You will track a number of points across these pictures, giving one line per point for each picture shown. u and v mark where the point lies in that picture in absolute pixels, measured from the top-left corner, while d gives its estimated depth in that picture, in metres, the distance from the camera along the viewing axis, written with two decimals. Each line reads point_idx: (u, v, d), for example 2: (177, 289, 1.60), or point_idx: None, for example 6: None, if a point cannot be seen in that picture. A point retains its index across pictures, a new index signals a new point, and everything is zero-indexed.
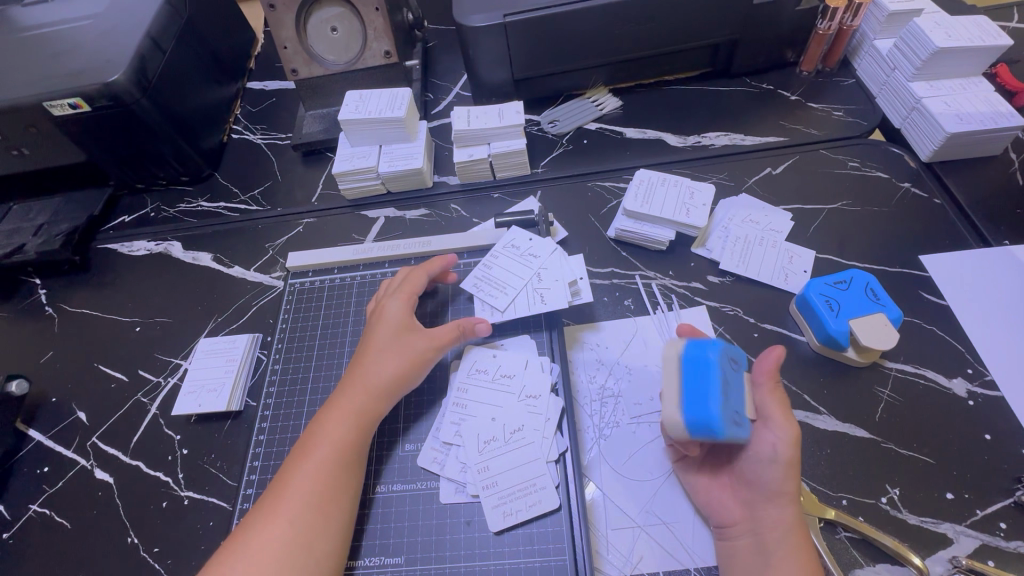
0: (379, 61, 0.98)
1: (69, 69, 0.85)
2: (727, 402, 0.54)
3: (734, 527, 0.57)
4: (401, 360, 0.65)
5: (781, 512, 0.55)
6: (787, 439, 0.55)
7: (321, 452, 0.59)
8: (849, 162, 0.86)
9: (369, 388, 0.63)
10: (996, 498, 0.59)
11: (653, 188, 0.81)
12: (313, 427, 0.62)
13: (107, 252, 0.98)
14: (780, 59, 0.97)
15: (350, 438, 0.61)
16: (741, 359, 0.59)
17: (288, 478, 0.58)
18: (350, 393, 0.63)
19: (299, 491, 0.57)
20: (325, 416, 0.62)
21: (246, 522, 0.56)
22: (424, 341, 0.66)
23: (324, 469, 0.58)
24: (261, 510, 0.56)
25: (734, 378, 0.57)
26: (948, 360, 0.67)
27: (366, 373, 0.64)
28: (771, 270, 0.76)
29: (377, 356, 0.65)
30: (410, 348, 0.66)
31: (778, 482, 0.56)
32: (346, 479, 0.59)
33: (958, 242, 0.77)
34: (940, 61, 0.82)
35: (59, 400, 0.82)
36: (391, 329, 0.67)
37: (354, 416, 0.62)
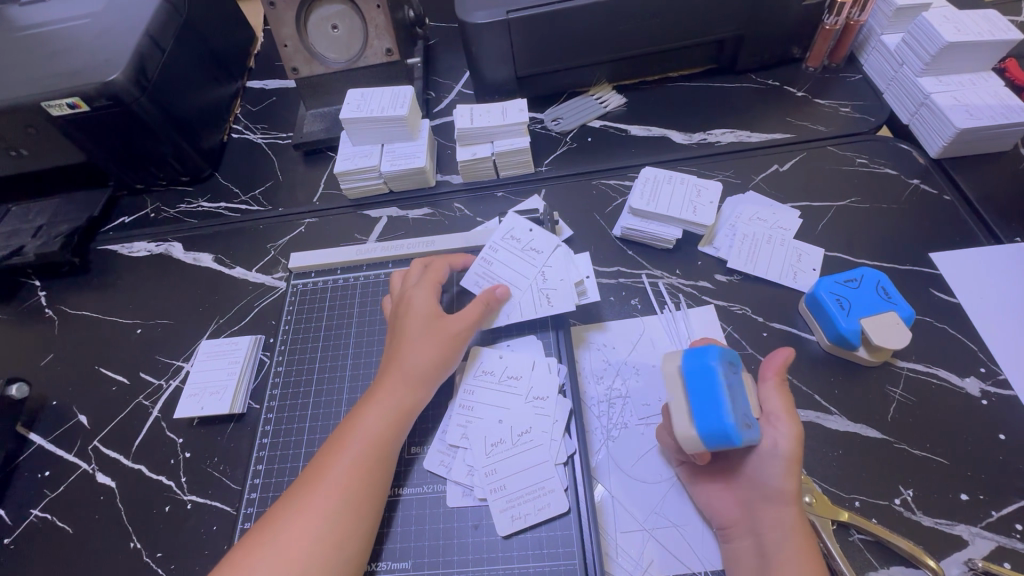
0: (380, 59, 0.97)
1: (67, 69, 0.84)
2: (738, 409, 0.54)
3: (732, 528, 0.57)
4: (437, 347, 0.64)
5: (784, 513, 0.54)
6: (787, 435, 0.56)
7: (362, 442, 0.59)
8: (857, 159, 0.85)
9: (408, 380, 0.63)
10: (1012, 499, 0.58)
11: (659, 186, 0.80)
12: (350, 419, 0.62)
13: (107, 253, 0.97)
14: (786, 55, 0.96)
15: (387, 431, 0.60)
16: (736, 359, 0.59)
17: (325, 470, 0.57)
18: (387, 384, 0.63)
19: (335, 484, 0.56)
20: (362, 408, 0.62)
21: (274, 512, 0.55)
22: (457, 323, 0.66)
23: (360, 463, 0.57)
24: (292, 501, 0.55)
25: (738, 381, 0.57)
26: (960, 359, 0.67)
27: (403, 361, 0.64)
28: (779, 268, 0.75)
29: (411, 344, 0.65)
30: (444, 333, 0.65)
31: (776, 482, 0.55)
32: (383, 471, 0.58)
33: (969, 239, 0.76)
34: (949, 56, 0.81)
35: (59, 404, 0.81)
36: (423, 317, 0.66)
37: (392, 408, 0.61)
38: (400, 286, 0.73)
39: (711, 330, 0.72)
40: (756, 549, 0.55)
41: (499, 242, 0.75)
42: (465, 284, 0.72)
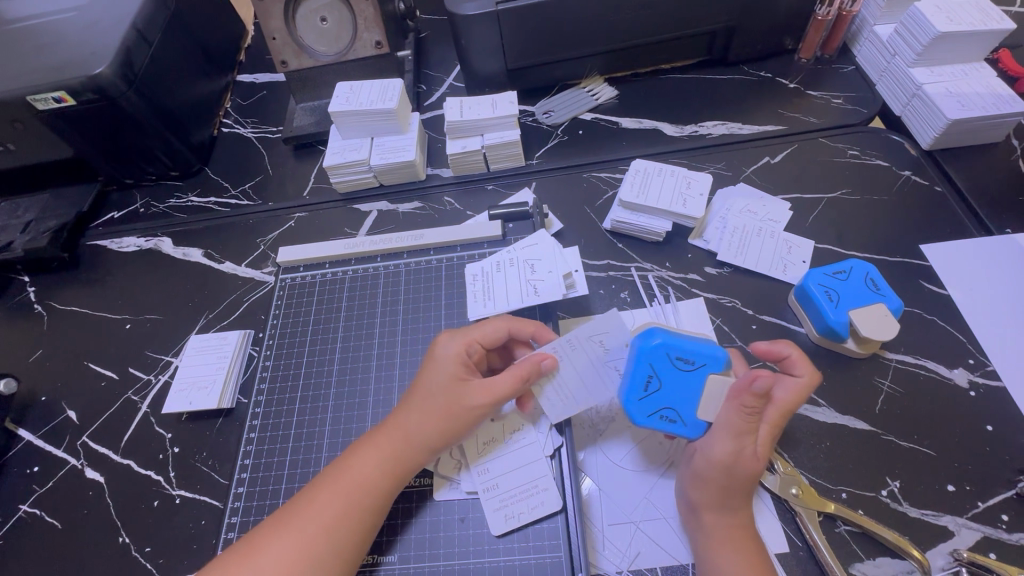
0: (370, 52, 0.96)
1: (52, 62, 0.83)
2: (650, 397, 0.58)
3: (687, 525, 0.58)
4: (448, 417, 0.58)
5: (707, 520, 0.56)
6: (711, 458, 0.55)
7: (353, 485, 0.56)
8: (848, 150, 0.85)
9: (411, 440, 0.58)
10: (998, 489, 0.58)
11: (650, 178, 0.79)
12: (340, 460, 0.59)
13: (96, 249, 0.96)
14: (778, 46, 0.96)
15: (378, 484, 0.57)
16: (707, 362, 0.58)
17: (303, 511, 0.55)
18: (386, 437, 0.59)
19: (316, 525, 0.54)
20: (356, 452, 0.59)
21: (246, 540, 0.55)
22: (477, 395, 0.58)
23: (346, 506, 0.55)
24: (269, 531, 0.54)
25: (680, 377, 0.58)
26: (949, 350, 0.66)
27: (410, 420, 0.59)
28: (770, 261, 0.75)
29: (421, 407, 0.59)
30: (459, 403, 0.58)
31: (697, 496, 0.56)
32: (368, 522, 0.56)
33: (959, 230, 0.75)
34: (941, 46, 0.80)
35: (49, 399, 0.81)
36: (442, 379, 0.60)
37: (389, 462, 0.57)
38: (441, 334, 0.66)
39: (700, 323, 0.72)
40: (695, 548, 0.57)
41: (516, 260, 0.74)
42: (470, 267, 0.76)
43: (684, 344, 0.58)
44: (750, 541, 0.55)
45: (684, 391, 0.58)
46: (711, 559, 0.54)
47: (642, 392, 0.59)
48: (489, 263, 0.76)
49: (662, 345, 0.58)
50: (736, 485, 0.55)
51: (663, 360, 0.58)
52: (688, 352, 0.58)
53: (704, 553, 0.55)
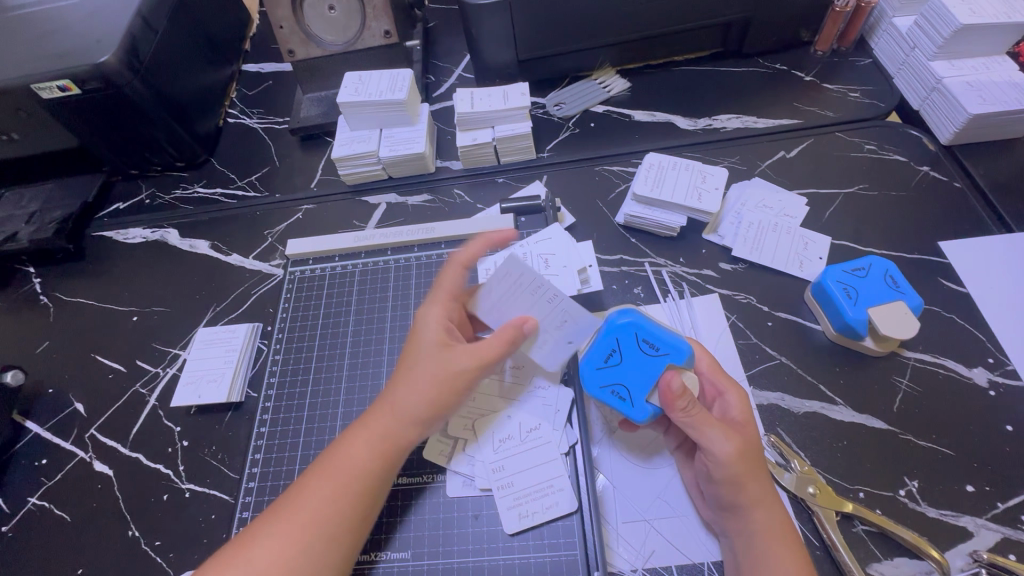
0: (379, 41, 0.95)
1: (56, 50, 0.82)
2: (609, 369, 0.61)
3: (717, 526, 0.57)
4: (436, 387, 0.57)
5: (749, 521, 0.53)
6: (722, 456, 0.53)
7: (345, 469, 0.55)
8: (865, 145, 0.84)
9: (398, 415, 0.57)
10: (1018, 490, 0.57)
11: (664, 172, 0.78)
12: (334, 444, 0.58)
13: (102, 240, 0.95)
14: (794, 39, 0.94)
15: (370, 464, 0.56)
16: (669, 351, 0.59)
17: (299, 496, 0.54)
18: (378, 416, 0.58)
19: (308, 513, 0.53)
20: (347, 434, 0.58)
21: (243, 537, 0.53)
22: (461, 359, 0.58)
23: (338, 494, 0.54)
24: (267, 521, 0.54)
25: (641, 360, 0.60)
26: (968, 350, 0.66)
27: (396, 394, 0.58)
28: (786, 257, 0.74)
29: (408, 380, 0.58)
30: (446, 369, 0.57)
31: (727, 496, 0.54)
32: (362, 504, 0.55)
33: (979, 228, 0.74)
34: (963, 39, 0.78)
35: (56, 391, 0.80)
36: (427, 348, 0.59)
37: (380, 443, 0.57)
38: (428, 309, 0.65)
39: (716, 320, 0.71)
40: (731, 549, 0.55)
41: (530, 254, 0.73)
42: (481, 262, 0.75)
43: (651, 330, 0.60)
44: (792, 536, 0.53)
45: (641, 374, 0.60)
46: (760, 563, 0.51)
47: (602, 363, 0.61)
48: (502, 258, 0.75)
49: (631, 325, 0.61)
50: (757, 476, 0.54)
51: (628, 340, 0.61)
52: (653, 337, 0.60)
53: (750, 555, 0.52)
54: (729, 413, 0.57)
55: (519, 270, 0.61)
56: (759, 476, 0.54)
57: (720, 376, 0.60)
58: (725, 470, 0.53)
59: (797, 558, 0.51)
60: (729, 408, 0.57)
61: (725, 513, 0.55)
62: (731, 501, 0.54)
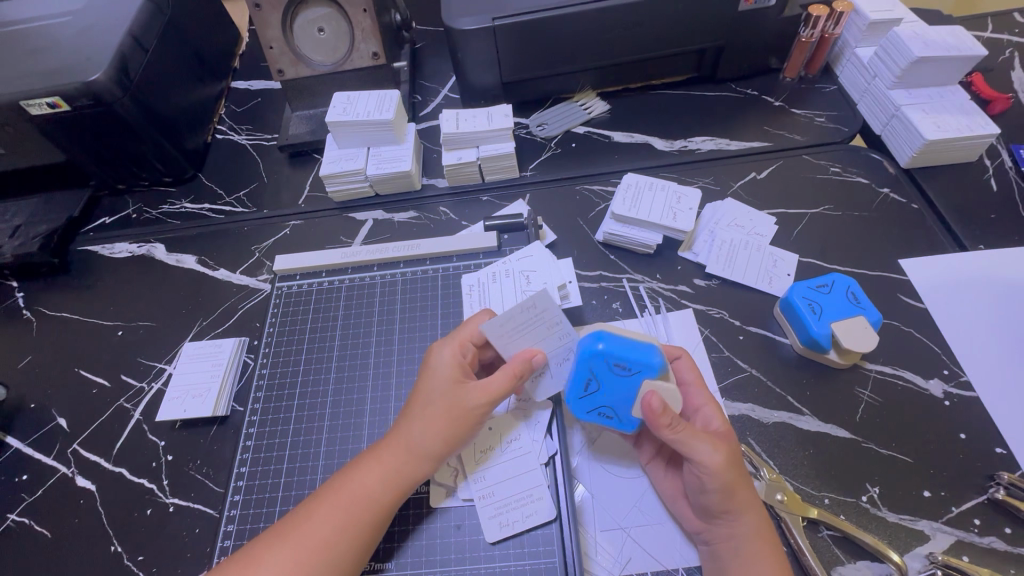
0: (367, 62, 0.98)
1: (46, 67, 0.83)
2: (591, 395, 0.62)
3: (699, 534, 0.59)
4: (449, 422, 0.59)
5: (737, 527, 0.56)
6: (712, 464, 0.55)
7: (354, 500, 0.57)
8: (830, 167, 0.88)
9: (412, 450, 0.59)
10: (971, 495, 0.61)
11: (641, 192, 0.82)
12: (342, 472, 0.60)
13: (87, 254, 0.96)
14: (764, 66, 0.99)
15: (379, 494, 0.57)
16: (644, 368, 0.59)
17: (306, 522, 0.56)
18: (390, 448, 0.60)
19: (314, 540, 0.54)
20: (358, 464, 0.59)
21: (244, 558, 0.54)
22: (475, 397, 0.60)
23: (346, 522, 0.56)
24: (270, 543, 0.55)
25: (618, 381, 0.60)
26: (925, 362, 0.69)
27: (410, 427, 0.60)
28: (756, 273, 0.77)
29: (422, 415, 0.60)
30: (461, 406, 0.60)
31: (718, 503, 0.56)
32: (369, 533, 0.56)
33: (935, 246, 0.79)
34: (918, 69, 0.84)
35: (38, 407, 0.80)
36: (441, 382, 0.61)
37: (390, 474, 0.58)
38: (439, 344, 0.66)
39: (690, 334, 0.74)
40: (713, 554, 0.57)
41: (513, 271, 0.76)
42: (464, 280, 0.78)
43: (619, 350, 0.59)
44: (771, 542, 0.56)
45: (622, 393, 0.61)
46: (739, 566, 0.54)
47: (583, 393, 0.62)
48: (485, 274, 0.77)
49: (602, 352, 0.59)
50: (745, 481, 0.57)
51: (602, 366, 0.60)
52: (624, 358, 0.59)
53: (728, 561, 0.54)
54: (712, 427, 0.60)
55: (544, 305, 0.62)
56: (745, 481, 0.56)
57: (704, 391, 0.63)
58: (716, 480, 0.55)
59: (778, 560, 0.54)
60: (710, 421, 0.60)
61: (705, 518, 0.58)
62: (720, 507, 0.56)
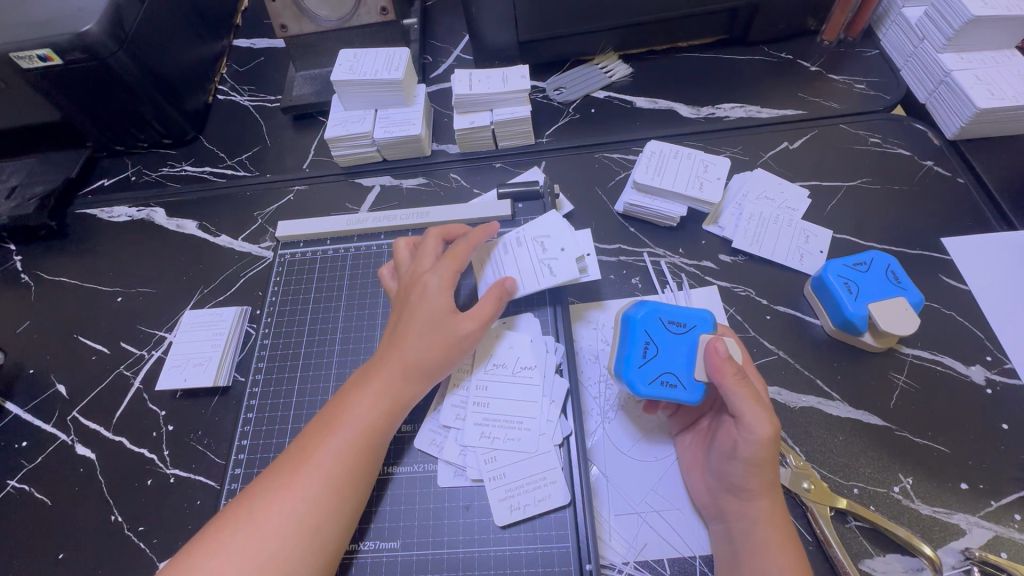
0: (375, 18, 0.92)
1: (35, 16, 0.78)
2: (648, 363, 0.58)
3: (708, 510, 0.57)
4: (441, 346, 0.59)
5: (751, 508, 0.53)
6: (760, 436, 0.51)
7: (350, 426, 0.56)
8: (869, 138, 0.82)
9: (406, 369, 0.58)
10: (1011, 488, 0.57)
11: (665, 160, 0.76)
12: (340, 398, 0.59)
13: (86, 218, 0.93)
14: (801, 27, 0.92)
15: (375, 416, 0.57)
16: (698, 323, 0.60)
17: (305, 450, 0.55)
18: (383, 369, 0.59)
19: (315, 465, 0.53)
20: (355, 388, 0.59)
21: (246, 501, 0.53)
22: (468, 324, 0.60)
23: (346, 447, 0.55)
24: (271, 479, 0.54)
25: (673, 339, 0.59)
26: (967, 348, 0.65)
27: (403, 348, 0.59)
28: (786, 249, 0.73)
29: (415, 338, 0.59)
30: (454, 332, 0.60)
31: (740, 477, 0.53)
32: (369, 455, 0.56)
33: (981, 224, 0.73)
34: (973, 31, 0.77)
35: (37, 373, 0.78)
36: (432, 308, 0.61)
37: (384, 395, 0.58)
38: (411, 259, 0.67)
39: (714, 311, 0.70)
40: (725, 535, 0.55)
41: (526, 239, 0.70)
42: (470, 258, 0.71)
43: (673, 309, 0.60)
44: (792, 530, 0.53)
45: (678, 355, 0.58)
46: (759, 552, 0.51)
47: (641, 360, 0.58)
48: (495, 246, 0.70)
49: (652, 310, 0.60)
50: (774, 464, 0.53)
51: (655, 326, 0.60)
52: (678, 314, 0.60)
53: (749, 545, 0.52)
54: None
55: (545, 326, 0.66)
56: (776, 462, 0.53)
57: (752, 368, 0.59)
58: (756, 449, 0.52)
59: (794, 544, 0.51)
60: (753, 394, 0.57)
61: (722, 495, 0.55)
62: (740, 484, 0.53)
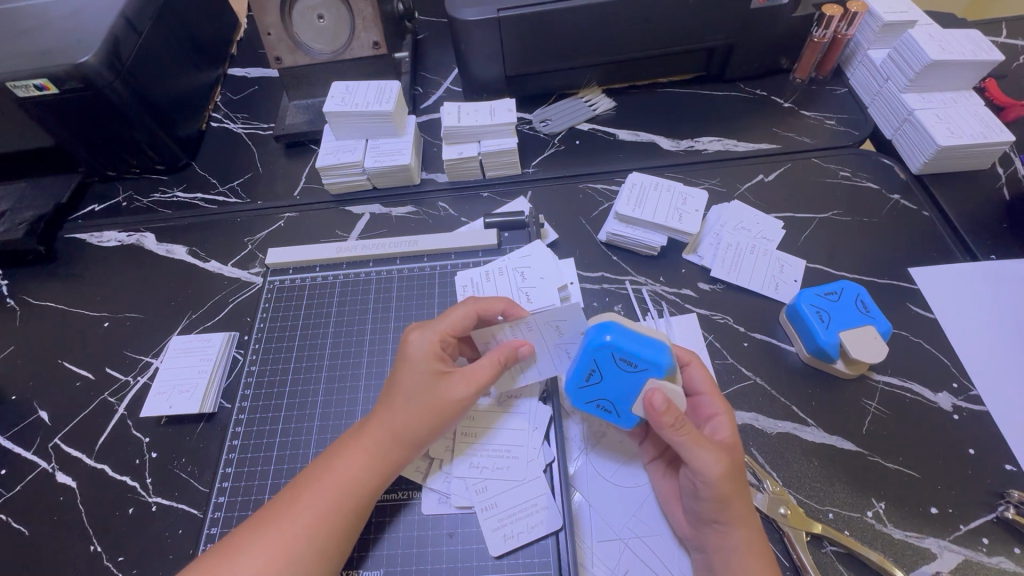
0: (367, 52, 0.95)
1: (33, 47, 0.80)
2: (590, 386, 0.60)
3: (690, 540, 0.58)
4: (432, 413, 0.57)
5: (724, 539, 0.54)
6: (711, 476, 0.53)
7: (335, 488, 0.55)
8: (840, 172, 0.86)
9: (396, 435, 0.57)
10: (979, 512, 0.59)
11: (646, 192, 0.79)
12: (326, 457, 0.58)
13: (74, 243, 0.93)
14: (774, 66, 0.97)
15: (363, 480, 0.56)
16: (651, 365, 0.57)
17: (287, 511, 0.54)
18: (371, 433, 0.57)
19: (297, 528, 0.52)
20: (341, 449, 0.58)
21: (228, 552, 0.52)
22: (460, 390, 0.58)
23: (330, 510, 0.54)
24: (249, 537, 0.52)
25: (623, 376, 0.59)
26: (934, 374, 0.68)
27: (392, 413, 0.58)
28: (762, 278, 0.75)
29: (405, 405, 0.57)
30: (445, 400, 0.58)
31: (709, 511, 0.54)
32: (353, 519, 0.55)
33: (946, 255, 0.77)
34: (933, 73, 0.82)
35: (19, 399, 0.78)
36: (422, 374, 0.58)
37: (373, 459, 0.56)
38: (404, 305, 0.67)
39: (694, 339, 0.72)
40: (704, 564, 0.56)
41: (508, 268, 0.75)
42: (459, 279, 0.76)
43: (629, 346, 0.57)
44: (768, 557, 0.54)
45: (625, 387, 0.59)
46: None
47: (585, 382, 0.60)
48: (477, 272, 0.76)
49: (608, 345, 0.57)
50: (742, 498, 0.54)
51: (607, 358, 0.58)
52: (631, 353, 0.57)
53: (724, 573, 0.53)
54: (718, 436, 0.57)
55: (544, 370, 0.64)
56: (744, 494, 0.54)
57: (717, 398, 0.60)
58: (713, 489, 0.53)
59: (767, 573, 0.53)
60: (717, 431, 0.57)
61: (698, 524, 0.56)
62: (710, 516, 0.54)
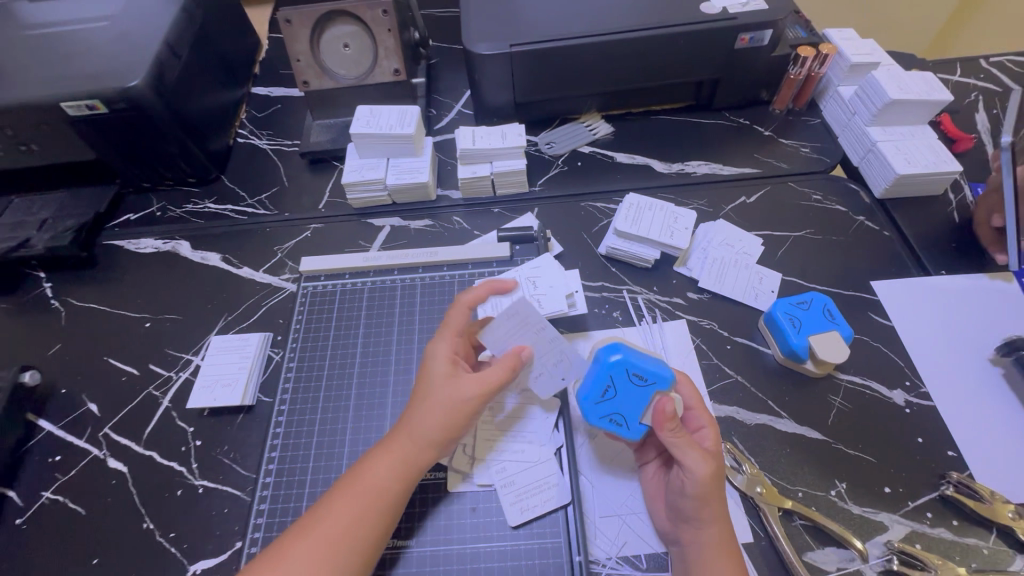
0: (388, 78, 1.04)
1: (86, 71, 0.88)
2: (603, 401, 0.68)
3: (669, 534, 0.66)
4: (446, 413, 0.64)
5: (701, 533, 0.62)
6: (699, 474, 0.61)
7: (368, 494, 0.61)
8: (813, 195, 0.97)
9: (417, 439, 0.64)
10: (925, 491, 0.69)
11: (641, 211, 0.89)
12: (358, 466, 0.64)
13: (113, 249, 1.00)
14: (756, 98, 1.08)
15: (392, 485, 0.62)
16: (657, 380, 0.66)
17: (324, 514, 0.60)
18: (397, 441, 0.64)
19: (334, 530, 0.59)
20: (371, 458, 0.64)
21: (275, 549, 0.58)
22: (469, 389, 0.65)
23: (364, 513, 0.60)
24: (292, 538, 0.59)
25: (632, 389, 0.67)
26: (890, 374, 0.78)
27: (413, 418, 0.65)
28: (743, 289, 0.85)
29: (423, 406, 0.65)
30: (456, 399, 0.64)
31: (691, 509, 0.62)
32: (385, 521, 0.61)
33: (903, 270, 0.88)
34: (893, 110, 0.93)
35: (69, 392, 0.85)
36: (437, 378, 0.66)
37: (398, 464, 0.63)
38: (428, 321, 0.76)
39: (684, 343, 0.81)
40: (681, 556, 0.63)
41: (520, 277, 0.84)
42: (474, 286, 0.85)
43: (640, 363, 0.67)
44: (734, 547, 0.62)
45: (633, 401, 0.67)
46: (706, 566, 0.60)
47: (600, 397, 0.68)
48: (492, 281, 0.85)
49: (621, 362, 0.67)
50: (716, 500, 0.62)
51: (621, 374, 0.67)
52: (641, 369, 0.66)
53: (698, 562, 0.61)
54: (705, 444, 0.64)
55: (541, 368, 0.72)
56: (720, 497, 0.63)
57: (704, 413, 0.66)
58: (698, 488, 0.61)
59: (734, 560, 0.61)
60: (703, 441, 0.64)
61: (678, 520, 0.64)
62: (691, 514, 0.62)
